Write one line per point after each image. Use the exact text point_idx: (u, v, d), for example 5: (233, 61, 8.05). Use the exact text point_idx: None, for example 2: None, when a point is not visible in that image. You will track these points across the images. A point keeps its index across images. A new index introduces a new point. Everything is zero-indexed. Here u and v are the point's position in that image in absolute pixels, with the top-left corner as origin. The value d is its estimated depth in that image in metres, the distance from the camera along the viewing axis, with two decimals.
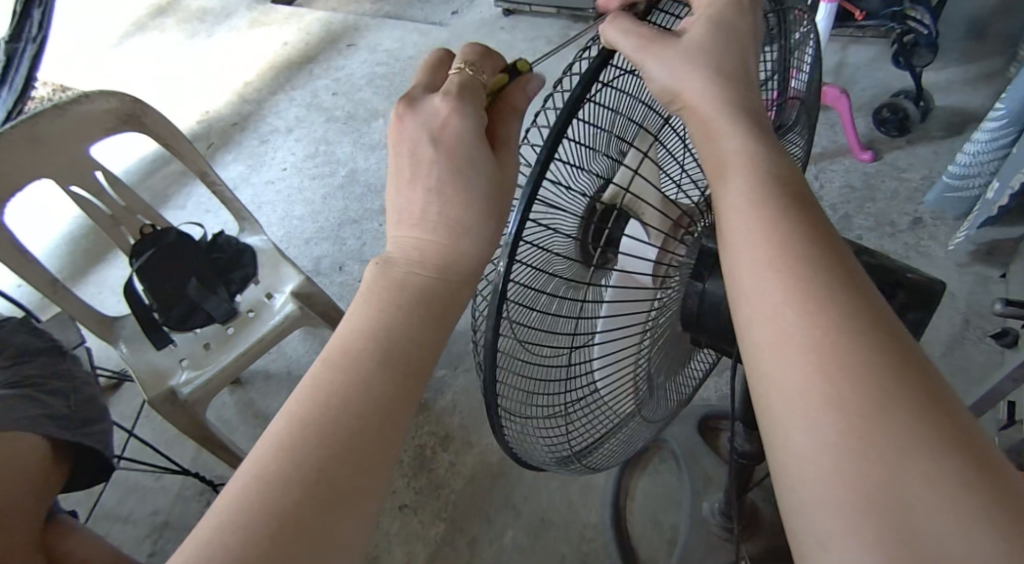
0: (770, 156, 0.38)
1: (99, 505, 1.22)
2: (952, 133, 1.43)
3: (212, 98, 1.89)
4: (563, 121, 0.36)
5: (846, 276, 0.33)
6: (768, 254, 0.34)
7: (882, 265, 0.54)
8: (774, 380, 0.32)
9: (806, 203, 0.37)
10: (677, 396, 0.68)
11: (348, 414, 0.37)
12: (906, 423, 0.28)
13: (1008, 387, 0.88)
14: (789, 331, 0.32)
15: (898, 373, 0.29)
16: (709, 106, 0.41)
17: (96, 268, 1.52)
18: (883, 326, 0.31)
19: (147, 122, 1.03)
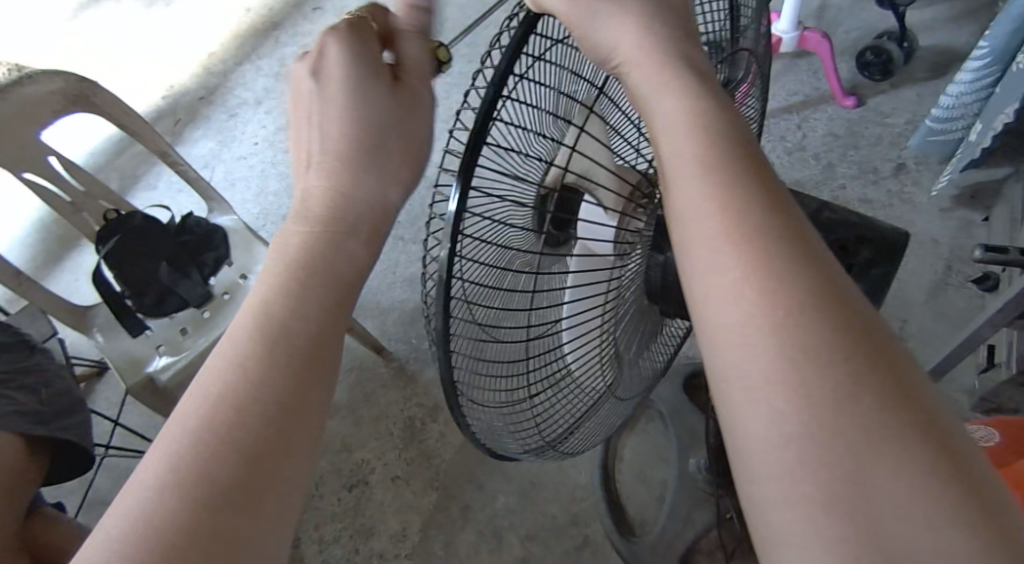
0: (721, 116, 0.36)
1: (92, 491, 1.22)
2: (936, 75, 1.40)
3: (176, 71, 1.82)
4: (490, 99, 0.34)
5: (802, 250, 0.31)
6: (723, 226, 0.32)
7: (845, 220, 0.53)
8: (732, 368, 0.30)
9: (762, 168, 0.34)
10: (650, 367, 0.67)
11: (263, 400, 0.31)
12: (865, 408, 0.27)
13: (986, 332, 0.88)
14: (747, 314, 0.30)
15: (855, 356, 0.28)
16: (649, 64, 0.38)
17: (69, 255, 1.48)
18: (840, 301, 0.30)
19: (97, 102, 0.98)
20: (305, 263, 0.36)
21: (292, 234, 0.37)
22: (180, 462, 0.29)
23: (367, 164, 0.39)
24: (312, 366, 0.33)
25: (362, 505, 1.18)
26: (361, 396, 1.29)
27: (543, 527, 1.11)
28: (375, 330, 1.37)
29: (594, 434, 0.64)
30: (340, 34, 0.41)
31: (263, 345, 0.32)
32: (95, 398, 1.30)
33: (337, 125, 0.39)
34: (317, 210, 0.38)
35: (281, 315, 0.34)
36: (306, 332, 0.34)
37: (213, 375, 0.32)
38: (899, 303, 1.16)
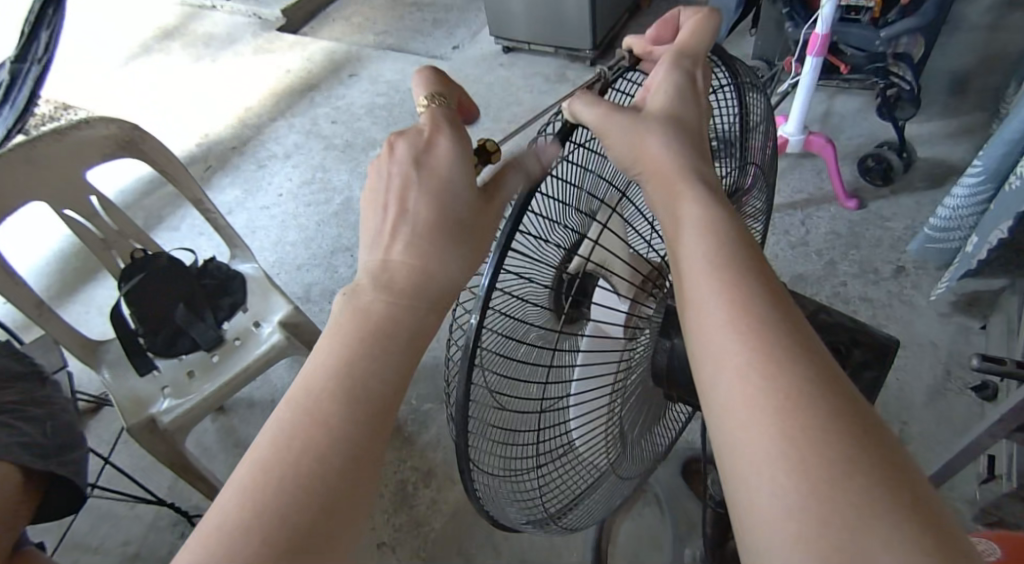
0: (727, 214, 0.39)
1: (70, 532, 1.20)
2: (935, 185, 1.47)
3: (213, 120, 1.91)
4: (526, 190, 0.38)
5: (800, 340, 0.34)
6: (730, 314, 0.35)
7: (840, 324, 0.56)
8: (737, 446, 0.32)
9: (766, 267, 0.38)
10: (651, 450, 0.68)
11: (329, 457, 0.34)
12: (861, 492, 0.29)
13: (986, 443, 0.89)
14: (750, 395, 0.32)
15: (849, 440, 0.30)
16: (664, 167, 0.42)
17: (84, 288, 1.51)
18: (836, 392, 0.32)
19: (145, 149, 1.04)
20: (380, 329, 0.38)
21: (372, 301, 0.39)
22: (256, 507, 0.32)
23: (449, 247, 0.41)
24: (376, 424, 0.36)
25: None
26: None
27: None
28: None
29: (593, 513, 0.64)
30: (440, 125, 0.43)
31: (334, 401, 0.35)
32: (88, 433, 1.30)
33: (431, 210, 0.40)
34: (398, 283, 0.39)
35: (358, 373, 0.36)
36: (372, 393, 0.36)
37: (284, 422, 0.35)
38: (897, 403, 1.18)
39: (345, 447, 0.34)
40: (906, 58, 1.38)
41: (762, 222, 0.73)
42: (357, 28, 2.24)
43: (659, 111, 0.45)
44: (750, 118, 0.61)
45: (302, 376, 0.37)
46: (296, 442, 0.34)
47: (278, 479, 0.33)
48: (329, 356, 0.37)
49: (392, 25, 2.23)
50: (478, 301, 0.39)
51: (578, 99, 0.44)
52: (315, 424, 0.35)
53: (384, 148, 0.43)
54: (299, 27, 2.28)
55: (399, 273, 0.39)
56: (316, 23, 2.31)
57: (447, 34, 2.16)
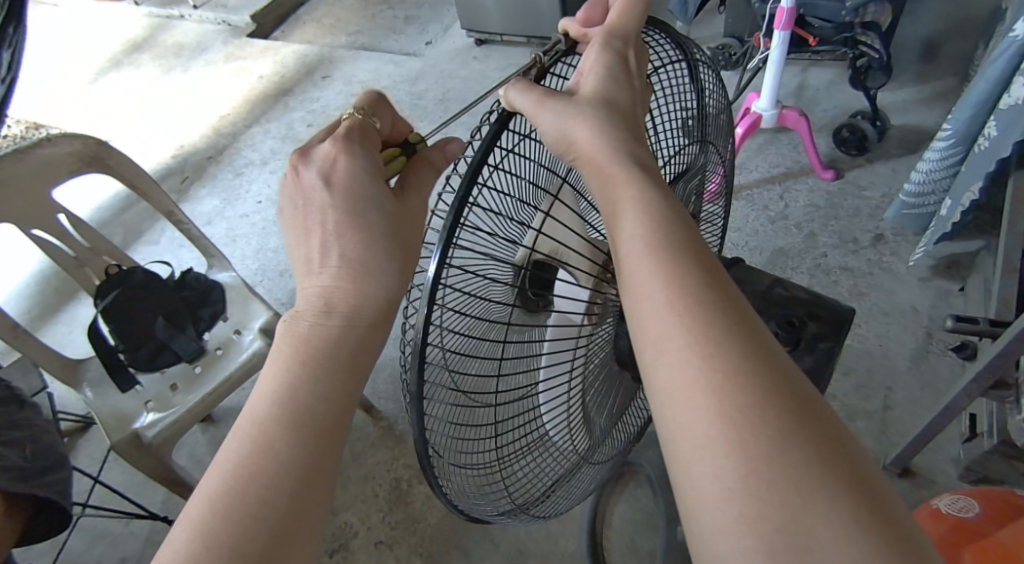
0: (662, 200, 0.40)
1: (65, 552, 1.19)
2: (910, 151, 1.47)
3: (187, 131, 1.90)
4: (468, 184, 0.38)
5: (737, 321, 0.35)
6: (668, 299, 0.36)
7: (795, 297, 0.57)
8: (680, 431, 0.33)
9: (702, 250, 0.38)
10: (624, 433, 0.69)
11: (278, 481, 0.36)
12: (797, 468, 0.30)
13: (964, 402, 0.89)
14: (691, 379, 0.33)
15: (783, 417, 0.31)
16: (601, 156, 0.42)
17: (65, 308, 1.50)
18: (774, 372, 0.33)
19: (112, 164, 1.03)
20: (315, 349, 0.41)
21: (308, 324, 0.41)
22: (211, 538, 0.34)
23: (379, 262, 0.42)
24: (322, 444, 0.38)
25: None
26: (348, 456, 1.28)
27: None
28: (365, 389, 1.37)
29: (569, 500, 0.65)
30: (347, 146, 0.43)
31: (278, 428, 0.38)
32: (77, 453, 1.29)
33: (355, 230, 0.42)
34: (331, 307, 0.42)
35: (301, 398, 0.39)
36: (315, 416, 0.39)
37: (235, 455, 0.37)
38: (881, 371, 1.18)
39: (294, 470, 0.37)
40: (873, 27, 1.35)
41: (722, 186, 0.73)
42: (328, 29, 2.22)
43: (592, 96, 0.45)
44: (705, 88, 0.61)
45: (246, 410, 0.39)
46: (244, 471, 0.37)
47: (230, 508, 0.35)
48: (270, 387, 0.40)
49: (364, 24, 2.21)
50: (426, 294, 0.39)
51: (513, 86, 0.44)
52: (263, 453, 0.37)
53: (299, 171, 0.43)
54: (269, 33, 2.26)
55: (333, 297, 0.42)
56: (287, 27, 2.29)
57: (419, 30, 2.15)
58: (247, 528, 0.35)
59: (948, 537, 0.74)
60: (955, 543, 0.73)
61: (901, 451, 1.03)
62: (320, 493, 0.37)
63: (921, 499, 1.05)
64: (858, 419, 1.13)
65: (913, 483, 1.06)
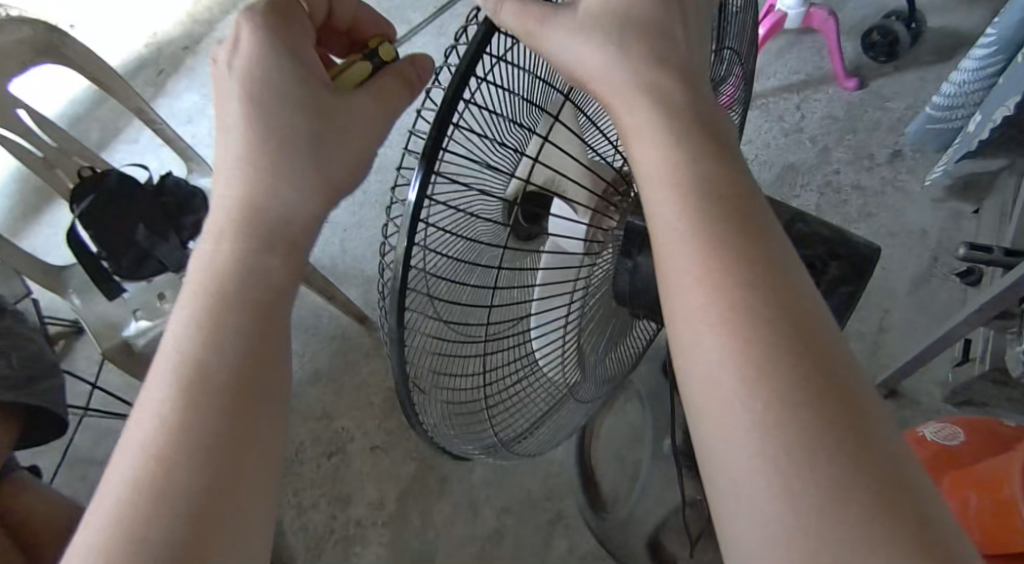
0: (696, 138, 0.34)
1: (72, 447, 1.23)
2: (942, 59, 1.36)
3: (160, 17, 1.74)
4: (452, 100, 0.33)
5: (778, 291, 0.30)
6: (700, 264, 0.31)
7: (816, 236, 0.53)
8: (707, 418, 0.29)
9: (746, 209, 0.33)
10: (617, 367, 0.67)
11: (199, 433, 0.31)
12: (828, 476, 0.26)
13: (964, 331, 0.88)
14: (721, 362, 0.29)
15: (821, 409, 0.27)
16: (623, 83, 0.35)
17: (40, 218, 1.44)
18: (812, 360, 0.29)
19: (68, 53, 0.94)
20: (230, 276, 0.36)
21: (216, 248, 0.37)
22: (132, 516, 0.29)
23: (287, 162, 0.39)
24: (245, 388, 0.33)
25: (340, 472, 1.19)
26: (343, 363, 1.29)
27: (518, 500, 1.13)
28: (358, 298, 1.36)
29: (555, 434, 0.64)
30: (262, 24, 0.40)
31: (190, 383, 0.32)
32: (74, 356, 1.30)
33: (258, 115, 0.39)
34: (236, 225, 0.38)
35: (211, 344, 0.34)
36: (230, 361, 0.33)
37: (149, 421, 0.32)
38: (882, 293, 1.16)
39: (215, 425, 0.32)
40: None
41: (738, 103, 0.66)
42: None
43: None
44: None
45: (157, 369, 0.34)
46: (159, 436, 0.31)
47: (152, 479, 0.30)
48: (184, 325, 0.35)
49: None
50: (406, 226, 0.34)
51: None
52: (180, 413, 0.32)
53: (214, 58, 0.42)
54: None
55: (240, 212, 0.38)
56: None
57: None
58: (175, 496, 0.29)
59: (930, 464, 0.75)
60: (935, 469, 0.74)
61: (891, 375, 1.02)
62: (260, 438, 0.33)
63: (907, 420, 1.06)
64: (852, 341, 1.13)
65: (899, 404, 1.07)
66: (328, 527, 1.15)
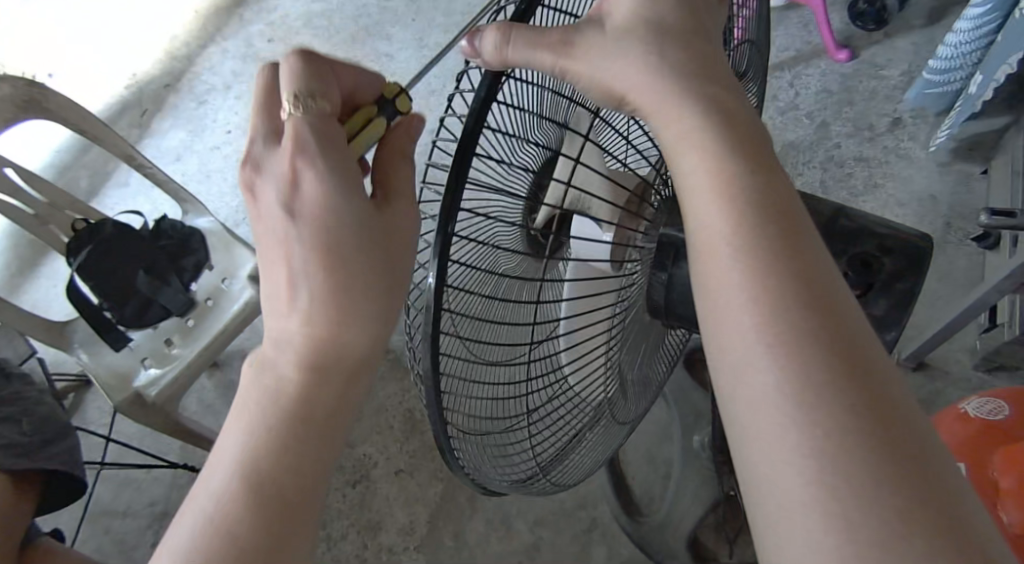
0: (744, 163, 0.33)
1: (94, 502, 1.21)
2: (933, 20, 1.34)
3: (139, 57, 1.72)
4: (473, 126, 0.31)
5: (828, 316, 0.30)
6: (752, 291, 0.30)
7: (864, 229, 0.47)
8: (756, 446, 0.29)
9: (800, 237, 0.32)
10: (651, 384, 0.64)
11: (260, 509, 0.35)
12: (884, 504, 0.25)
13: (993, 298, 0.86)
14: (770, 392, 0.29)
15: (875, 438, 0.27)
16: (654, 104, 0.34)
17: (37, 272, 1.42)
18: (866, 382, 0.28)
19: (51, 107, 0.93)
20: (300, 388, 0.37)
21: (278, 377, 0.38)
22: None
23: (359, 305, 0.36)
24: (303, 470, 0.37)
25: (367, 500, 1.17)
26: None
27: (550, 511, 1.11)
28: None
29: (594, 460, 0.61)
30: (304, 157, 0.34)
31: (255, 465, 0.36)
32: (86, 409, 1.28)
33: (325, 271, 0.35)
34: (308, 359, 0.37)
35: (275, 428, 0.37)
36: (290, 445, 0.37)
37: (219, 488, 0.37)
38: None
39: (273, 504, 0.36)
40: None
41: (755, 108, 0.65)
42: None
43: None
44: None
45: (229, 437, 0.38)
46: (225, 507, 0.36)
47: (216, 541, 0.35)
48: (252, 405, 0.38)
49: None
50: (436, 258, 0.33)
51: (508, 29, 0.33)
52: (244, 490, 0.36)
53: (254, 190, 0.37)
54: None
55: (305, 346, 0.36)
56: None
57: None
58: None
59: (975, 439, 0.73)
60: (981, 446, 0.72)
61: (918, 348, 1.01)
62: (308, 513, 0.37)
63: (938, 392, 1.04)
64: None
65: (928, 377, 1.05)
66: (360, 558, 1.13)
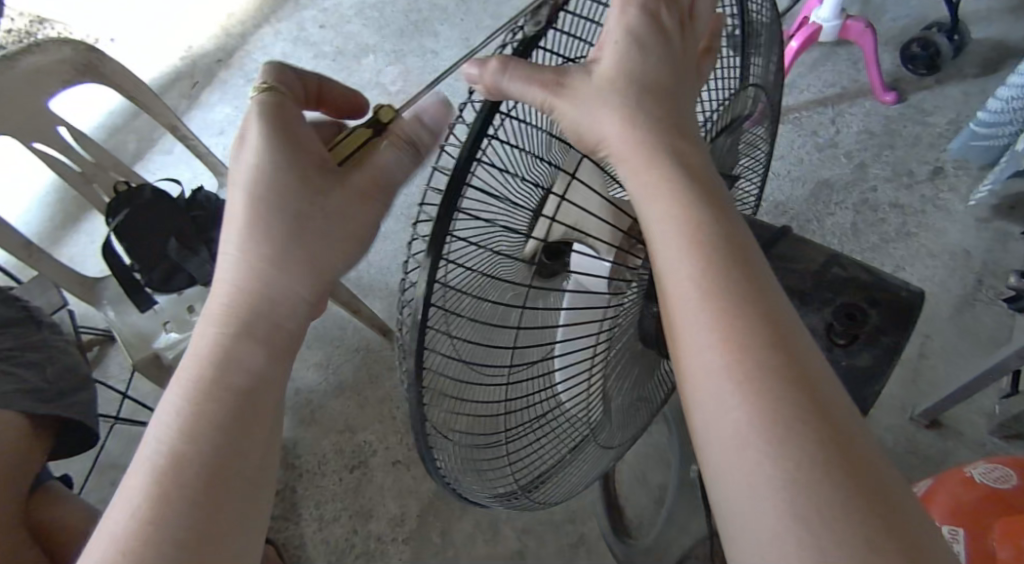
0: (712, 220, 0.35)
1: (103, 454, 1.25)
2: (986, 72, 1.31)
3: (195, 30, 1.78)
4: (472, 144, 0.33)
5: (792, 372, 0.31)
6: (717, 346, 0.32)
7: (854, 281, 0.55)
8: (732, 500, 0.30)
9: (762, 294, 0.34)
10: (642, 410, 0.65)
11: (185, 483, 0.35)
12: (853, 529, 0.27)
13: (1014, 362, 0.84)
14: (743, 446, 0.30)
15: (841, 490, 0.28)
16: (637, 158, 0.36)
17: (76, 228, 1.48)
18: (827, 418, 0.30)
19: (106, 73, 0.96)
20: (223, 364, 0.39)
21: (211, 339, 0.39)
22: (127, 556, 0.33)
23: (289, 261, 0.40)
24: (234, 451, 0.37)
25: (362, 486, 1.19)
26: (366, 377, 1.29)
27: (539, 521, 1.12)
28: (382, 312, 1.36)
29: (580, 478, 0.62)
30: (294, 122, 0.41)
31: (180, 448, 0.36)
32: (106, 364, 1.33)
33: (263, 229, 0.40)
34: (245, 323, 0.40)
35: (208, 410, 0.37)
36: (218, 426, 0.37)
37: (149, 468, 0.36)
38: (922, 316, 1.12)
39: (195, 476, 0.35)
40: None
41: (761, 150, 0.65)
42: None
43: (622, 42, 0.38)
44: (753, 33, 0.53)
45: (156, 424, 0.38)
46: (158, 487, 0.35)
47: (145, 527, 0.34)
48: (180, 391, 0.38)
49: None
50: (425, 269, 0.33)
51: (509, 60, 0.35)
52: (171, 469, 0.35)
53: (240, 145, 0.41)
54: None
55: (240, 303, 0.40)
56: None
57: None
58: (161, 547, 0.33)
59: (976, 505, 0.71)
60: (981, 512, 0.71)
61: (931, 405, 0.98)
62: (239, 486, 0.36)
63: (947, 451, 1.02)
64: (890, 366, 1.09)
65: (940, 434, 1.03)
66: (348, 542, 1.15)
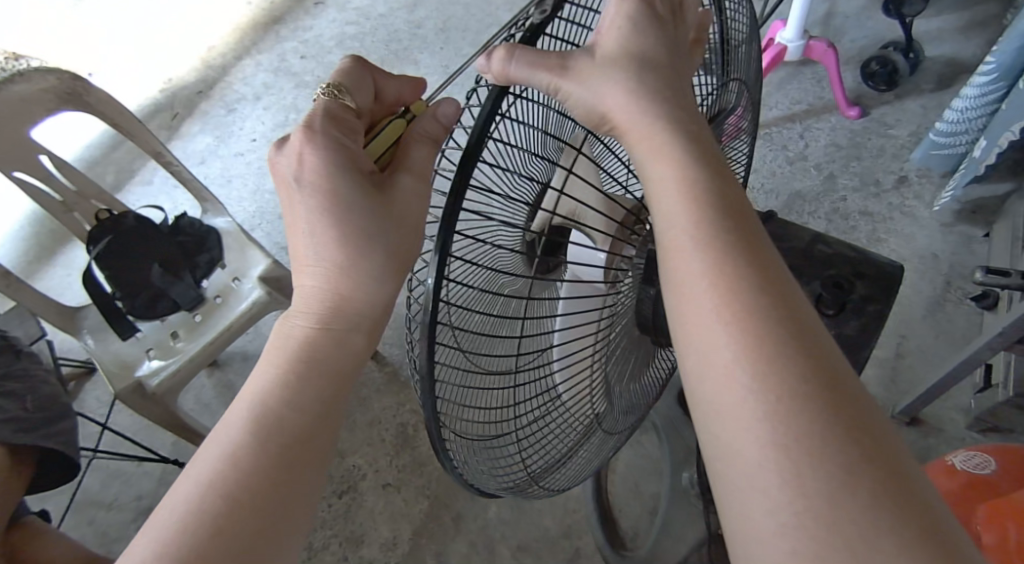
0: (710, 186, 0.37)
1: (82, 491, 1.21)
2: (941, 87, 1.38)
3: (176, 62, 1.79)
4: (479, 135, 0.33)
5: (792, 328, 0.32)
6: (717, 302, 0.33)
7: (840, 257, 0.60)
8: (731, 456, 0.31)
9: (760, 254, 0.35)
10: (640, 400, 0.66)
11: (262, 458, 0.39)
12: (850, 477, 0.28)
13: (986, 356, 0.87)
14: (740, 399, 0.31)
15: (838, 440, 0.29)
16: (636, 128, 0.39)
17: (56, 257, 1.46)
18: (816, 356, 0.32)
19: (91, 101, 0.96)
20: (304, 355, 0.42)
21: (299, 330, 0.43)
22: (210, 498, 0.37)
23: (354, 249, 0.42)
24: (304, 443, 0.40)
25: (352, 511, 1.17)
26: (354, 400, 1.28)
27: (533, 538, 1.11)
28: None
29: (583, 468, 0.63)
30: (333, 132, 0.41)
31: (259, 433, 0.39)
32: (84, 398, 1.30)
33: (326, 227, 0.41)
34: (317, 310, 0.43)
35: (275, 406, 0.40)
36: (294, 427, 0.40)
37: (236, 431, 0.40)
38: (897, 318, 1.15)
39: (267, 456, 0.39)
40: None
41: (745, 144, 0.69)
42: None
43: (616, 44, 0.40)
44: (731, 33, 0.56)
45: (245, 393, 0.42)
46: (235, 452, 0.39)
47: (213, 497, 0.37)
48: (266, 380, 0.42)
49: None
50: (433, 264, 0.34)
51: (515, 49, 0.37)
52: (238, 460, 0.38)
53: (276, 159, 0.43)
54: None
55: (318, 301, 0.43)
56: None
57: None
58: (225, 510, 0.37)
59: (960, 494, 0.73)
60: (967, 500, 0.73)
61: (910, 403, 1.01)
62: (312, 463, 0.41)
63: (928, 448, 1.04)
64: (870, 367, 1.12)
65: (920, 432, 1.06)
66: None
